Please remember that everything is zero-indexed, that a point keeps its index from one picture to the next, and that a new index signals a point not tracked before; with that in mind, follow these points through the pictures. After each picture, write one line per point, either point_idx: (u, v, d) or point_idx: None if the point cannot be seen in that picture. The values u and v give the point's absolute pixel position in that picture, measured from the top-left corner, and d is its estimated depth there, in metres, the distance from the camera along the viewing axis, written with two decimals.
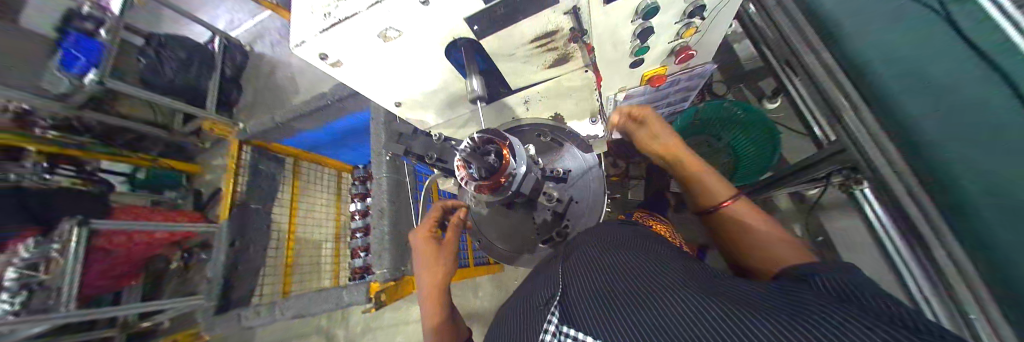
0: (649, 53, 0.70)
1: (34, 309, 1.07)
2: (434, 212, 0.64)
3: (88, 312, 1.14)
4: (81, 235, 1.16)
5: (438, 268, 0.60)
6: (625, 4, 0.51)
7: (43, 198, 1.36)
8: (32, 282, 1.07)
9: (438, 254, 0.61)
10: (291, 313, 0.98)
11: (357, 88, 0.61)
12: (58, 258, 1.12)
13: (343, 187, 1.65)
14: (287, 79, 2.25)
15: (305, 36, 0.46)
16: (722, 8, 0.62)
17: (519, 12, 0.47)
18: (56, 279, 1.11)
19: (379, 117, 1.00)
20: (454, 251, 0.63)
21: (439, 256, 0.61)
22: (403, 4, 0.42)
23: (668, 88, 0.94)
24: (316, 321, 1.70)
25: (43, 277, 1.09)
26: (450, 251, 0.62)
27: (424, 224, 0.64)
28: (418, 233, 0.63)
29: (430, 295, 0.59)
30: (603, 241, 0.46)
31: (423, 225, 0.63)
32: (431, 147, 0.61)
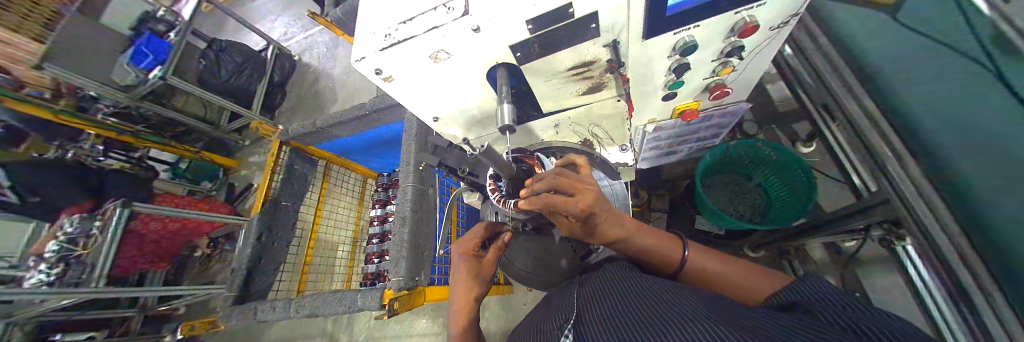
0: (683, 88, 0.72)
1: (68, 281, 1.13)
2: (479, 230, 0.61)
3: (114, 290, 1.20)
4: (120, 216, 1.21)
5: (474, 288, 0.57)
6: (664, 41, 0.53)
7: (98, 178, 1.52)
8: (70, 255, 1.18)
9: (478, 273, 0.59)
10: (303, 312, 0.99)
11: (403, 102, 0.65)
12: (96, 235, 1.21)
13: (367, 193, 1.72)
14: (328, 88, 2.43)
15: (366, 52, 0.51)
16: (760, 50, 0.64)
17: (561, 43, 0.50)
18: (93, 255, 1.18)
19: (412, 128, 1.05)
20: (491, 274, 0.60)
21: (478, 276, 0.58)
22: (458, 31, 0.46)
23: (700, 122, 0.94)
24: (321, 324, 1.70)
25: (81, 251, 1.17)
26: (489, 274, 0.60)
27: (468, 240, 0.60)
28: (460, 248, 0.60)
29: (458, 312, 0.56)
30: (623, 268, 0.44)
31: (467, 241, 0.60)
32: (464, 161, 0.64)
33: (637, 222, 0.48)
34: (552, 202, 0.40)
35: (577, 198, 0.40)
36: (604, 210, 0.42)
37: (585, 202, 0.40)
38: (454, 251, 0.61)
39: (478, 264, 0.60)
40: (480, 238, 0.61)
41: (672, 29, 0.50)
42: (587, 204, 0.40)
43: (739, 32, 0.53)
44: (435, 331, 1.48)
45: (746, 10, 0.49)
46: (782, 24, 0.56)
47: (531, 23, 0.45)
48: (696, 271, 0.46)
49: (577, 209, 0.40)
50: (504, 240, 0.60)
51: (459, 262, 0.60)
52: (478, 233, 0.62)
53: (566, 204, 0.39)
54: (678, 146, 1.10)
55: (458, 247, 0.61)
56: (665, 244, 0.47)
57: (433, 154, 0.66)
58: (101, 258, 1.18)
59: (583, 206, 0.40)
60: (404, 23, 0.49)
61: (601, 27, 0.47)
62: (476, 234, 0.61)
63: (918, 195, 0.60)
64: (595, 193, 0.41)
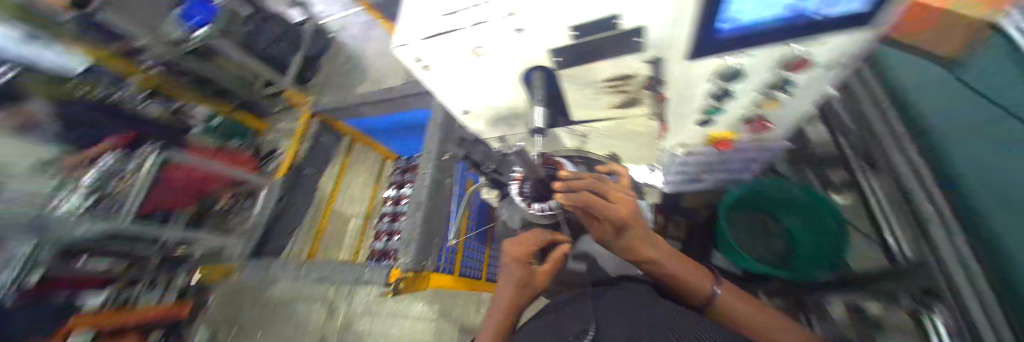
0: (720, 116, 0.70)
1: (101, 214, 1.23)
2: (536, 236, 0.55)
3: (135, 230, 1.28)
4: (154, 162, 1.31)
5: (521, 299, 0.50)
6: (707, 64, 0.53)
7: None
8: (105, 192, 1.23)
9: (528, 284, 0.51)
10: (313, 277, 1.02)
11: (437, 92, 0.66)
12: (127, 177, 1.29)
13: (384, 173, 1.78)
14: (359, 67, 2.50)
15: (408, 38, 0.52)
16: (807, 87, 0.61)
17: (602, 51, 0.50)
18: (123, 194, 1.27)
19: (438, 117, 1.08)
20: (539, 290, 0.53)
21: (526, 289, 0.51)
22: (500, 30, 0.46)
23: (730, 151, 0.92)
24: (326, 292, 1.78)
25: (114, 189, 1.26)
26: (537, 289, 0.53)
27: (524, 244, 0.53)
28: (514, 251, 0.53)
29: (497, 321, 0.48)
30: (644, 292, 0.44)
31: (522, 245, 0.53)
32: (491, 157, 0.64)
33: (668, 247, 0.49)
34: (592, 202, 0.43)
35: (615, 205, 0.43)
36: (636, 223, 0.45)
37: (622, 210, 0.43)
38: (506, 253, 0.55)
39: (531, 275, 0.52)
40: (536, 246, 0.54)
41: (717, 53, 0.49)
42: (622, 212, 0.43)
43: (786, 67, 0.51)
44: (431, 316, 1.54)
45: (801, 43, 0.46)
46: (835, 64, 0.53)
47: (574, 29, 0.45)
48: (723, 312, 0.45)
49: (613, 214, 0.43)
50: (562, 252, 0.56)
51: (510, 268, 0.52)
52: (534, 239, 0.55)
53: (603, 207, 0.43)
54: (704, 173, 1.07)
55: (513, 249, 0.53)
56: (695, 274, 0.46)
57: (460, 146, 0.66)
58: (131, 193, 1.27)
59: (618, 214, 0.43)
60: (449, 15, 0.50)
61: (646, 43, 0.47)
62: (533, 240, 0.54)
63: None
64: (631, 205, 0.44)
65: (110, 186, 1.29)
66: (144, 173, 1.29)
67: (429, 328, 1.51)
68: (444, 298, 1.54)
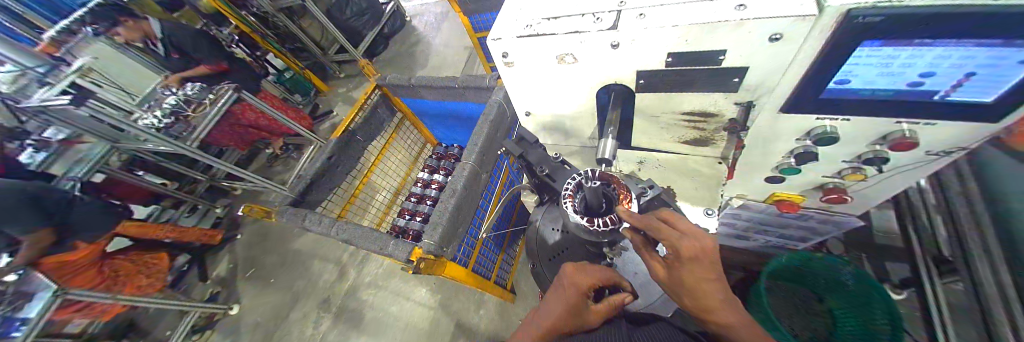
0: (795, 176, 0.64)
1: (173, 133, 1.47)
2: (596, 270, 0.47)
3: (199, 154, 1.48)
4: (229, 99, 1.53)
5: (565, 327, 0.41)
6: (801, 122, 0.48)
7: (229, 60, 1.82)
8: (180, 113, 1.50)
9: (579, 318, 0.42)
10: (340, 235, 1.08)
11: (508, 88, 0.68)
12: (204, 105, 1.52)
13: (422, 155, 1.86)
14: (422, 52, 2.67)
15: (503, 34, 0.53)
16: (905, 169, 0.55)
17: (691, 83, 0.48)
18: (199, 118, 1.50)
19: (491, 115, 1.12)
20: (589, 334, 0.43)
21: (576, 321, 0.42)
22: (598, 42, 0.47)
23: (792, 218, 0.85)
24: (342, 253, 1.88)
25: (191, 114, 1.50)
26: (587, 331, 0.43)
27: (580, 275, 0.46)
28: (574, 276, 0.46)
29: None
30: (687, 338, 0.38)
31: (586, 275, 0.46)
32: (546, 162, 0.64)
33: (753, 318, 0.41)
34: (657, 225, 0.44)
35: (685, 239, 0.42)
36: (711, 270, 0.41)
37: (696, 244, 0.42)
38: (564, 275, 0.47)
39: (585, 309, 0.43)
40: (601, 280, 0.46)
41: (819, 113, 0.45)
42: (692, 248, 0.41)
43: (888, 144, 0.46)
44: (431, 304, 1.55)
45: (913, 122, 0.43)
46: (942, 153, 0.48)
47: (672, 56, 0.44)
48: None
49: (681, 247, 0.42)
50: (623, 300, 0.44)
51: (565, 290, 0.45)
52: (601, 274, 0.48)
53: (671, 236, 0.43)
54: (755, 234, 0.99)
55: (572, 274, 0.47)
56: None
57: (517, 145, 0.67)
58: (200, 125, 1.48)
59: (687, 250, 0.41)
60: (548, 20, 0.52)
61: (743, 83, 0.45)
62: (600, 274, 0.47)
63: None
64: (708, 247, 0.42)
65: (187, 111, 1.51)
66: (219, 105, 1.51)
67: (427, 315, 1.52)
68: (449, 290, 1.55)
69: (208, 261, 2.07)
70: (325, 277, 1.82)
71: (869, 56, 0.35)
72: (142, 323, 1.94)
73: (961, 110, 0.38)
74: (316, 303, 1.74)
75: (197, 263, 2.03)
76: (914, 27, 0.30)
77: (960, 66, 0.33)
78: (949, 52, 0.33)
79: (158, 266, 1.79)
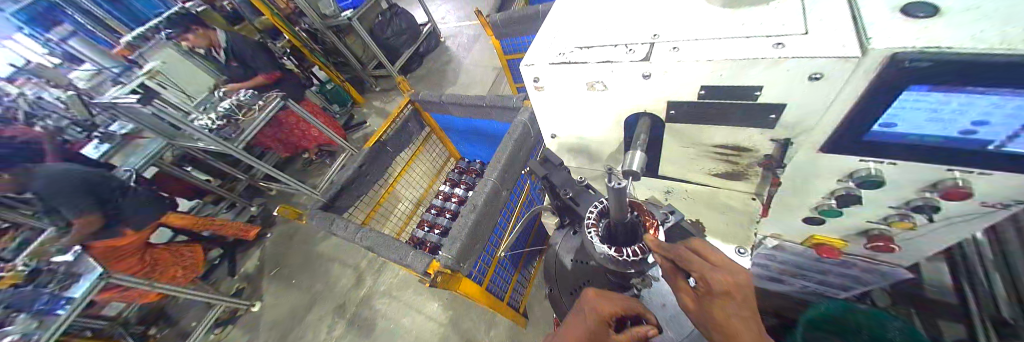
0: (836, 218, 0.60)
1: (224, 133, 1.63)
2: (619, 299, 0.45)
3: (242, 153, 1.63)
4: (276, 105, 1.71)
5: None
6: (841, 162, 0.46)
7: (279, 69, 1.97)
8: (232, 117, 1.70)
9: None
10: (362, 241, 1.12)
11: (537, 112, 0.70)
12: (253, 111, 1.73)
13: (444, 169, 1.92)
14: (453, 71, 2.82)
15: (537, 60, 0.56)
16: (967, 220, 0.50)
17: (724, 117, 0.48)
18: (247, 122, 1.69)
19: (515, 134, 1.15)
20: None
21: None
22: (630, 71, 0.48)
23: (837, 264, 0.78)
24: (360, 259, 1.93)
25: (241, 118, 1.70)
26: None
27: (602, 302, 0.44)
28: (594, 302, 0.44)
29: None
30: None
31: (606, 302, 0.44)
32: (570, 185, 0.64)
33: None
34: (686, 254, 0.42)
35: (718, 272, 0.40)
36: (745, 308, 0.39)
37: (729, 278, 0.39)
38: (584, 300, 0.46)
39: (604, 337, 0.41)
40: (623, 309, 0.44)
41: (857, 155, 0.43)
42: (725, 282, 0.39)
43: (940, 191, 0.43)
44: (441, 319, 1.53)
45: (965, 171, 0.40)
46: (999, 206, 0.44)
47: (705, 88, 0.44)
48: None
49: (714, 280, 0.39)
50: (646, 333, 0.41)
51: (583, 316, 0.44)
52: (624, 301, 0.45)
53: (702, 267, 0.41)
54: (792, 278, 0.92)
55: (592, 300, 0.45)
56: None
57: (541, 166, 0.69)
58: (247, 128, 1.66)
59: (719, 284, 0.39)
60: (580, 48, 0.54)
61: (781, 120, 0.44)
62: (623, 302, 0.45)
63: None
64: (742, 283, 0.40)
65: (237, 115, 1.71)
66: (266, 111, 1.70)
67: (436, 330, 1.50)
68: (461, 307, 1.54)
69: (238, 256, 2.19)
70: (342, 282, 1.86)
71: (912, 100, 0.34)
72: (173, 311, 2.05)
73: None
74: (332, 307, 1.78)
75: (228, 257, 2.15)
76: (967, 72, 0.29)
77: (1014, 116, 0.31)
78: (998, 101, 0.31)
79: (194, 259, 1.89)
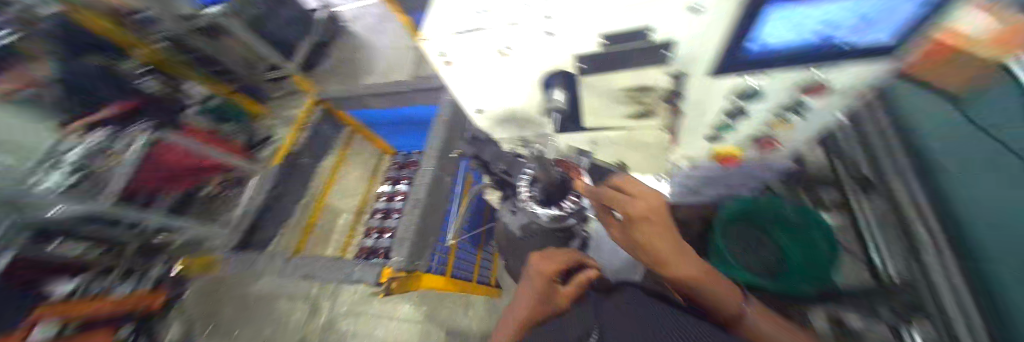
0: (731, 133, 0.70)
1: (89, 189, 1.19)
2: (564, 255, 0.52)
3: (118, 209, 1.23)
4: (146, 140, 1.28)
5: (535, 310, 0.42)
6: (729, 82, 0.51)
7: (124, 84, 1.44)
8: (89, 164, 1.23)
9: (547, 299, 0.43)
10: (298, 270, 0.99)
11: (452, 89, 0.66)
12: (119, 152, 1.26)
13: (381, 167, 1.76)
14: (365, 58, 2.51)
15: (436, 32, 0.50)
16: (819, 111, 0.61)
17: (625, 61, 0.49)
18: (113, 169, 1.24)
19: (445, 115, 1.08)
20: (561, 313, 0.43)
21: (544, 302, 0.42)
22: (531, 31, 0.45)
23: (736, 172, 0.93)
24: (309, 287, 1.74)
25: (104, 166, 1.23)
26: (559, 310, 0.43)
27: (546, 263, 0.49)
28: (540, 265, 0.49)
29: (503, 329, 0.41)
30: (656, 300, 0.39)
31: (550, 261, 0.49)
32: (501, 158, 0.63)
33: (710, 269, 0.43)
34: (609, 194, 0.47)
35: (635, 201, 0.44)
36: (663, 225, 0.43)
37: (645, 205, 0.44)
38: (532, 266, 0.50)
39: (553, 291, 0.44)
40: (565, 264, 0.49)
41: (742, 72, 0.48)
42: (643, 209, 0.43)
43: (804, 91, 0.51)
44: (416, 317, 1.50)
45: (820, 70, 0.47)
46: (850, 92, 0.54)
47: (605, 37, 0.44)
48: None
49: (635, 210, 0.44)
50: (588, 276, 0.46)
51: (532, 278, 0.47)
52: (565, 258, 0.51)
53: (621, 202, 0.45)
54: None
55: (538, 264, 0.49)
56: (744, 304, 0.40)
57: (469, 145, 0.66)
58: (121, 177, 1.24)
59: (637, 210, 0.43)
60: (478, 13, 0.49)
61: (671, 55, 0.46)
62: (564, 258, 0.51)
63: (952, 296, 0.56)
64: (656, 207, 0.44)
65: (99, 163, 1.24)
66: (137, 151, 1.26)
67: (414, 330, 1.47)
68: (434, 301, 1.51)
69: None
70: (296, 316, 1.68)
71: (784, 16, 0.36)
72: None
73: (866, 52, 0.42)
74: None
75: None
76: None
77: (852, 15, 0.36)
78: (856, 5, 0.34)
79: None
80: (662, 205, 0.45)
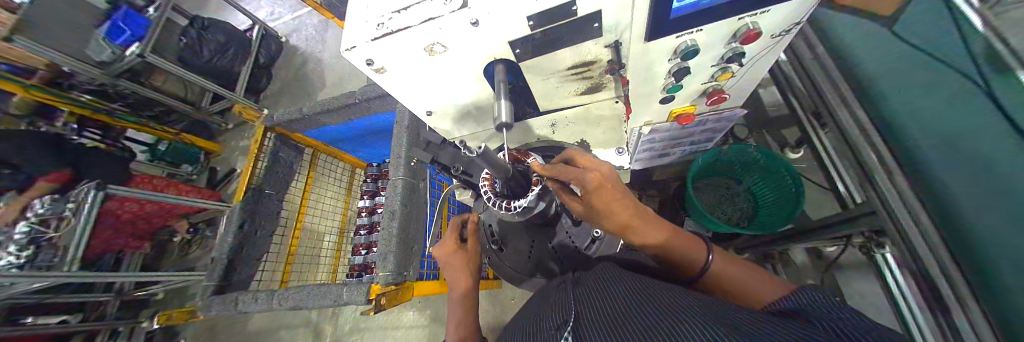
0: (681, 92, 0.71)
1: (39, 265, 1.11)
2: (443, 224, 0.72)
3: (83, 275, 1.16)
4: (96, 198, 1.18)
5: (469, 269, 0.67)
6: (665, 43, 0.51)
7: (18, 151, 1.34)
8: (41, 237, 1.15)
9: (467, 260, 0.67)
10: (286, 304, 0.96)
11: (396, 94, 0.63)
12: (69, 217, 1.17)
13: (355, 183, 1.70)
14: (315, 73, 2.38)
15: (356, 41, 0.47)
16: (760, 57, 0.63)
17: (562, 40, 0.48)
18: (64, 238, 1.16)
19: (404, 119, 1.05)
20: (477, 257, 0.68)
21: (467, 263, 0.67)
22: (455, 25, 0.43)
23: (695, 126, 0.96)
24: (308, 315, 1.71)
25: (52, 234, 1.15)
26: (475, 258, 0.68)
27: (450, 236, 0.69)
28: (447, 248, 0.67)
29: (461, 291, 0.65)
30: (631, 272, 0.40)
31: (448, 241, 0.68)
32: (458, 159, 0.63)
33: (664, 222, 0.48)
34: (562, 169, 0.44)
35: (589, 173, 0.42)
36: (617, 189, 0.44)
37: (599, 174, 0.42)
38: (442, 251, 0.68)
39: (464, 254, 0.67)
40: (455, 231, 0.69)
41: (675, 30, 0.48)
42: (597, 179, 0.42)
43: (742, 38, 0.51)
44: (422, 323, 1.51)
45: (752, 15, 0.47)
46: (784, 32, 0.55)
47: (531, 18, 0.43)
48: (716, 279, 0.44)
49: (589, 180, 0.42)
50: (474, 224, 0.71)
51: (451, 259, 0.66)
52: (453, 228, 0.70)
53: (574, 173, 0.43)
54: (674, 148, 1.12)
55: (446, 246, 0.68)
56: (691, 247, 0.46)
57: (425, 151, 0.64)
58: (74, 243, 1.15)
59: (593, 181, 0.42)
60: (398, 12, 0.46)
61: (604, 26, 0.45)
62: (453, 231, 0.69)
63: (908, 217, 0.61)
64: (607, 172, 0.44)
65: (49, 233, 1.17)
66: (87, 211, 1.17)
67: (422, 335, 1.48)
68: (435, 302, 1.52)
69: None
70: None
71: None
72: None
73: None
74: None
75: None
76: None
77: None
78: None
79: None
80: (611, 170, 0.45)
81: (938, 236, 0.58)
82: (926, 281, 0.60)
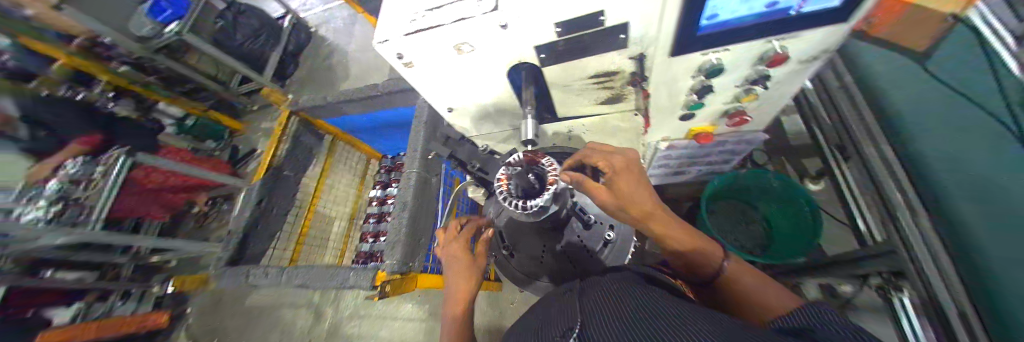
0: (702, 111, 0.71)
1: (66, 221, 1.17)
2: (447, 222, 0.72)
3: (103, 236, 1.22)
4: (122, 164, 1.25)
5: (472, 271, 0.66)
6: (691, 60, 0.52)
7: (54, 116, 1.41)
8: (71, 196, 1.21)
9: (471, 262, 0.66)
10: (294, 282, 0.99)
11: (421, 89, 0.65)
12: (96, 180, 1.24)
13: (369, 172, 1.74)
14: (340, 63, 2.47)
15: (389, 35, 0.49)
16: (785, 82, 0.63)
17: (587, 49, 0.49)
18: (91, 198, 1.22)
19: (423, 114, 1.07)
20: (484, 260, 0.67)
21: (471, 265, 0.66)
22: (486, 26, 0.45)
23: (713, 146, 0.95)
24: (310, 296, 1.75)
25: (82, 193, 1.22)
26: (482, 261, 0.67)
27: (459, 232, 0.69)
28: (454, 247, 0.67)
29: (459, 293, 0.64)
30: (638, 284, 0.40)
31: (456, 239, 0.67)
32: (476, 156, 0.65)
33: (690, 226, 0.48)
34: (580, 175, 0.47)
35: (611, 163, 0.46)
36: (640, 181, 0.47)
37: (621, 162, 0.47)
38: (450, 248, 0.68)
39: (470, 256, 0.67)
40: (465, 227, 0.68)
41: (700, 49, 0.48)
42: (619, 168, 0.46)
43: (768, 61, 0.51)
44: (420, 317, 1.52)
45: (778, 39, 0.47)
46: (811, 58, 0.54)
47: (559, 25, 0.44)
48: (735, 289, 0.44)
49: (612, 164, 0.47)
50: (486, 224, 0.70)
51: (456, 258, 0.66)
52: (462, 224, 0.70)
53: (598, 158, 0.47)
54: (689, 167, 1.11)
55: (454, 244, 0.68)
56: (714, 252, 0.46)
57: (444, 146, 0.66)
58: (98, 204, 1.22)
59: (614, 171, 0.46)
60: (431, 10, 0.48)
61: (629, 38, 0.46)
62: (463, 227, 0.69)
63: (930, 260, 0.59)
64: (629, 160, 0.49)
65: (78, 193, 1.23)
66: (113, 175, 1.24)
67: (419, 328, 1.50)
68: (434, 297, 1.54)
69: None
70: (299, 324, 1.69)
71: None
72: None
73: (819, 17, 0.41)
74: None
75: None
76: None
77: None
78: None
79: None
80: (638, 157, 0.50)
81: (957, 279, 0.56)
82: (944, 326, 0.58)
